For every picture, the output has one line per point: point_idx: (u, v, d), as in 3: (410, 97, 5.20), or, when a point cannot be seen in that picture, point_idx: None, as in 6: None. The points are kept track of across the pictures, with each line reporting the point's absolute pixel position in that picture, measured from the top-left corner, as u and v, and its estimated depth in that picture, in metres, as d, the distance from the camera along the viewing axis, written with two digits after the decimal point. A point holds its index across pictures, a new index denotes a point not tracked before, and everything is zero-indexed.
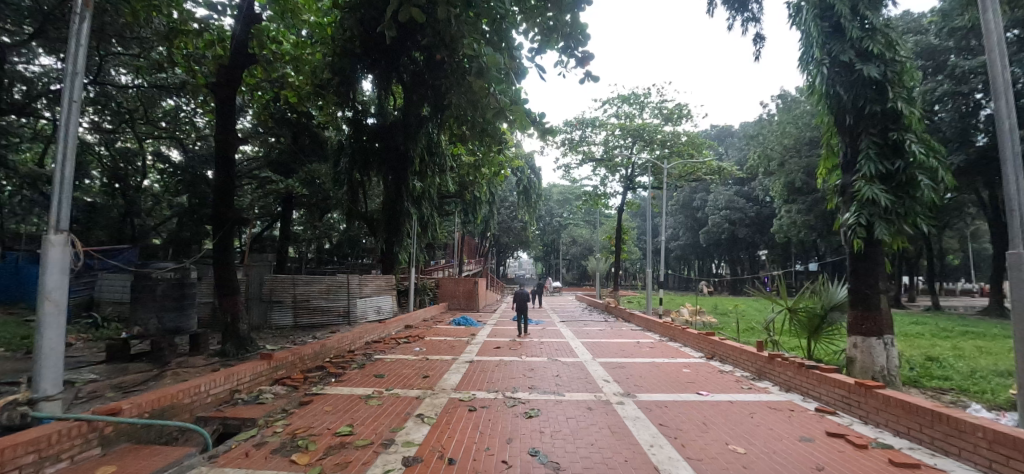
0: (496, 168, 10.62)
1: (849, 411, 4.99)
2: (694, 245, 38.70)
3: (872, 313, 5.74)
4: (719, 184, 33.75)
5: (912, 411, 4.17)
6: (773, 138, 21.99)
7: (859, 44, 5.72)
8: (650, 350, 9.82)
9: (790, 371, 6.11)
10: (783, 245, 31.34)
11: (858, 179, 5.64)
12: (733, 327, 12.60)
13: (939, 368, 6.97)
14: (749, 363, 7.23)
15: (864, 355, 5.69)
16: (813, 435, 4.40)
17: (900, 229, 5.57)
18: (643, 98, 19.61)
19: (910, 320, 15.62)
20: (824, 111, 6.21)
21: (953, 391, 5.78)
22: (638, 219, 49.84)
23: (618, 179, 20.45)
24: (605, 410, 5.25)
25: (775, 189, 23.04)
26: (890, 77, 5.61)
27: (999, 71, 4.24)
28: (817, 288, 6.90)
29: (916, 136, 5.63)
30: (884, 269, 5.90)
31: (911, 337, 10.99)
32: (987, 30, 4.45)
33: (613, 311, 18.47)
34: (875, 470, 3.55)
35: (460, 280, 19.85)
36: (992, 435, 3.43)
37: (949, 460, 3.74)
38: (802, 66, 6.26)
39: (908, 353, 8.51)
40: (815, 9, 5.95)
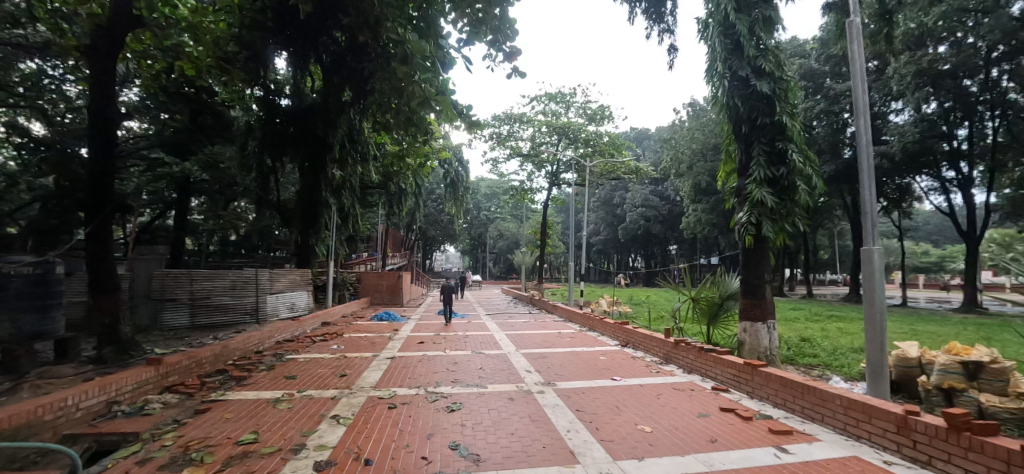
0: (422, 159, 10.34)
1: (738, 388, 5.58)
2: (614, 240, 40.91)
3: (759, 301, 6.47)
4: (636, 183, 35.90)
5: (787, 384, 4.78)
6: (683, 142, 23.83)
7: (755, 62, 6.38)
8: (570, 340, 10.24)
9: (691, 355, 6.70)
10: (691, 240, 34.19)
11: (750, 182, 6.31)
12: (646, 316, 13.53)
13: (811, 347, 8.04)
14: (658, 348, 7.81)
15: (751, 338, 6.41)
16: (709, 411, 4.87)
17: (783, 227, 6.31)
18: (568, 98, 20.27)
19: (791, 306, 17.91)
20: (724, 120, 6.84)
21: (819, 367, 6.71)
22: (562, 215, 51.60)
23: (544, 175, 20.96)
24: (526, 400, 5.39)
25: (685, 189, 25.04)
26: (779, 94, 6.32)
27: (860, 94, 4.99)
28: (716, 279, 7.63)
29: (797, 147, 6.40)
30: (769, 262, 6.66)
31: (790, 321, 12.58)
32: (853, 58, 5.18)
33: (537, 304, 19.00)
34: (757, 439, 4.01)
35: (383, 274, 19.20)
36: (847, 402, 4.05)
37: (814, 423, 4.37)
38: (706, 77, 6.85)
39: (788, 335, 9.72)
40: (719, 26, 6.51)
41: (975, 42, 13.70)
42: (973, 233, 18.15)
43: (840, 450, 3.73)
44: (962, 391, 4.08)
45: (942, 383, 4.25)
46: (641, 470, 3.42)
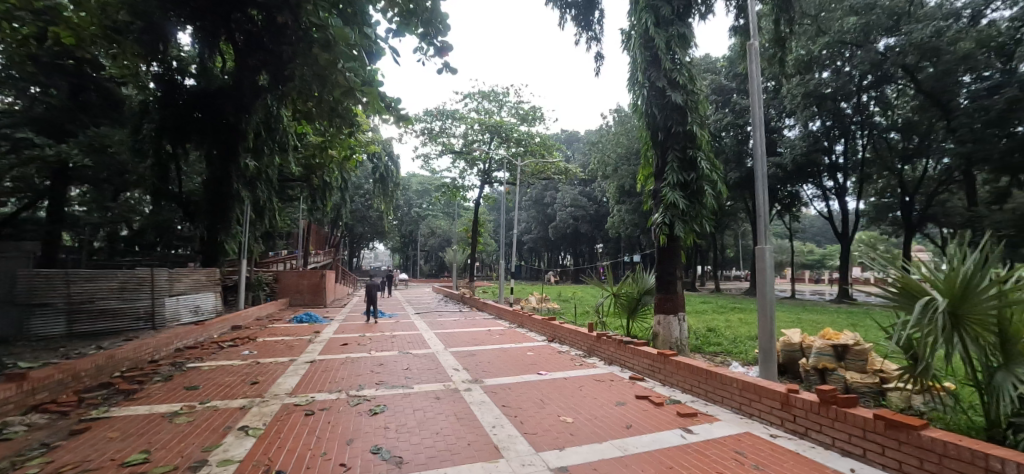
0: (347, 152, 9.86)
1: (652, 376, 5.99)
2: (544, 238, 41.89)
3: (671, 295, 6.98)
4: (566, 183, 37.05)
5: (693, 371, 5.22)
6: (610, 146, 24.99)
7: (670, 74, 6.85)
8: (499, 337, 10.35)
9: (612, 347, 7.08)
10: (616, 239, 36.00)
11: (665, 186, 6.80)
12: (573, 312, 14.04)
13: (716, 336, 8.84)
14: (581, 342, 8.14)
15: (664, 330, 6.91)
16: (626, 399, 5.19)
17: (693, 227, 6.86)
18: (501, 97, 20.39)
19: (701, 299, 19.54)
20: (643, 127, 7.29)
21: (722, 354, 7.39)
22: (494, 213, 51.88)
23: (476, 173, 20.92)
24: (453, 398, 5.37)
25: (610, 190, 26.29)
26: (691, 105, 6.85)
27: (757, 109, 5.56)
28: (635, 276, 8.11)
29: (706, 155, 6.97)
30: (680, 260, 7.21)
31: (700, 313, 13.69)
32: (753, 76, 5.75)
33: (468, 301, 18.93)
34: (666, 423, 4.34)
35: (304, 274, 18.07)
36: (742, 384, 4.51)
37: (715, 405, 4.81)
38: (628, 86, 7.27)
39: (698, 326, 10.58)
40: (639, 39, 6.93)
41: (850, 70, 15.83)
42: (847, 234, 20.98)
43: (735, 427, 4.15)
44: (832, 370, 4.72)
45: (817, 364, 4.89)
46: (562, 459, 3.55)
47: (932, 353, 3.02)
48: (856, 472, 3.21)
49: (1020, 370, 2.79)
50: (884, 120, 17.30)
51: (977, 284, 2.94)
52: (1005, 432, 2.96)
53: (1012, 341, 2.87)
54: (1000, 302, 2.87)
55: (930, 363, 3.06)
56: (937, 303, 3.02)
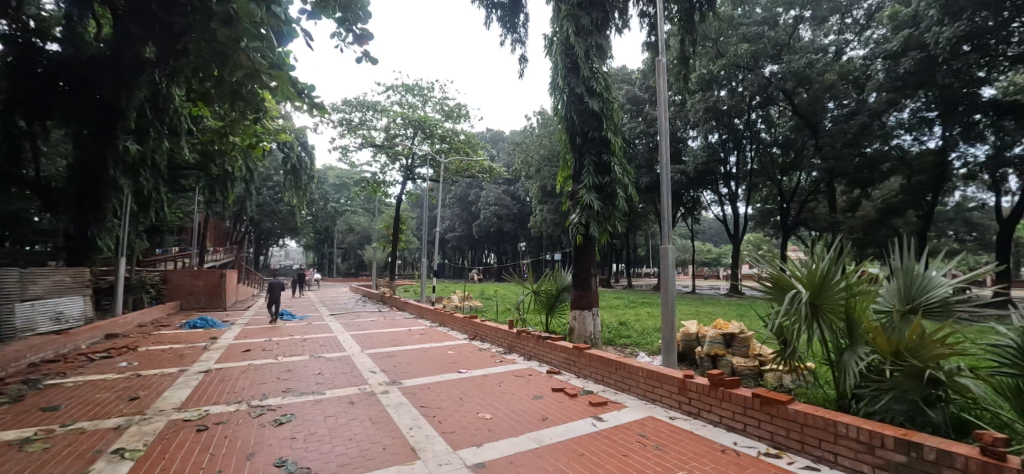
0: (253, 140, 9.04)
1: (568, 369, 6.26)
2: (468, 237, 41.75)
3: (586, 292, 7.33)
4: (490, 182, 37.25)
5: (604, 362, 5.54)
6: (533, 147, 25.56)
7: (588, 82, 7.18)
8: (420, 336, 10.16)
9: (531, 343, 7.26)
10: (538, 238, 36.95)
11: (582, 188, 7.11)
12: (495, 309, 14.19)
13: (626, 329, 9.45)
14: (502, 339, 8.26)
15: (579, 324, 7.25)
16: (542, 392, 5.36)
17: (606, 228, 7.26)
18: (425, 92, 19.96)
19: (615, 295, 20.73)
20: (562, 130, 7.57)
21: (632, 346, 7.93)
22: (417, 210, 50.72)
23: (398, 168, 20.27)
24: (368, 402, 5.17)
25: (533, 191, 26.93)
26: (606, 112, 7.24)
27: (664, 120, 6.02)
28: (554, 273, 8.41)
29: (619, 160, 7.40)
30: (595, 258, 7.59)
31: (614, 308, 14.53)
32: (660, 89, 6.23)
33: (388, 300, 18.33)
34: (579, 413, 4.56)
35: (199, 273, 16.28)
36: (647, 373, 4.87)
37: (623, 393, 5.15)
38: (549, 90, 7.51)
39: (611, 320, 11.24)
40: (561, 46, 7.18)
41: (742, 89, 17.73)
42: (739, 235, 23.50)
43: (640, 413, 4.48)
44: (722, 356, 5.28)
45: (710, 351, 5.44)
46: (479, 456, 3.59)
47: (798, 338, 3.50)
48: (738, 445, 3.62)
49: (861, 349, 3.34)
50: (769, 136, 19.62)
51: (830, 277, 3.46)
52: (850, 401, 3.53)
53: (855, 325, 3.43)
54: (846, 292, 3.41)
55: (796, 347, 3.55)
56: (801, 294, 3.51)
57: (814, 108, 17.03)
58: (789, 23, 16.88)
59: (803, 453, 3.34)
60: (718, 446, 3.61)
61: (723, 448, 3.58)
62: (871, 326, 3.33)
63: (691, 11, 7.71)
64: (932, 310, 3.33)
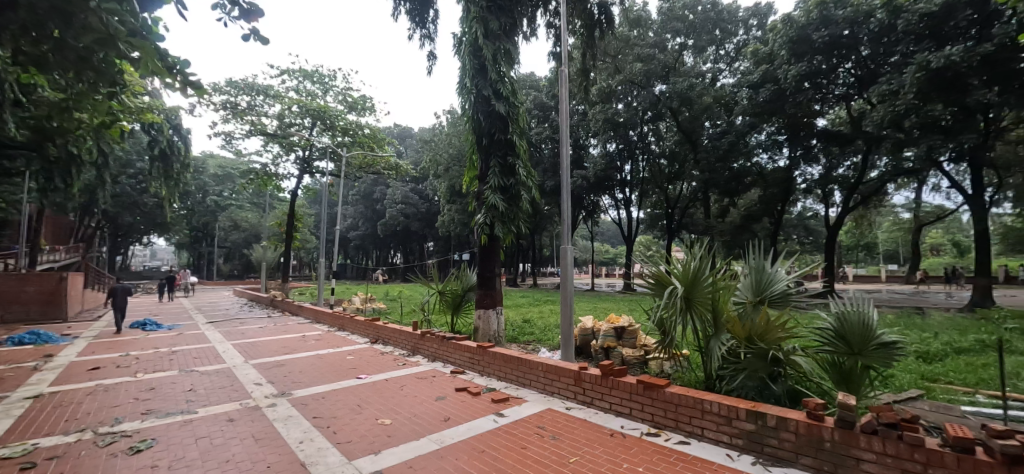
0: (107, 120, 7.65)
1: (472, 368, 6.29)
2: (372, 236, 39.83)
3: (490, 291, 7.44)
4: (396, 180, 35.97)
5: (505, 359, 5.67)
6: (442, 146, 25.23)
7: (495, 85, 7.26)
8: (314, 343, 9.46)
9: (434, 344, 7.18)
10: (445, 238, 36.55)
11: (487, 188, 7.21)
12: (400, 311, 13.75)
13: (530, 327, 9.77)
14: (405, 341, 8.03)
15: (483, 323, 7.32)
16: (446, 393, 5.32)
17: (510, 228, 7.43)
18: (326, 80, 18.70)
19: (521, 295, 21.30)
20: (469, 131, 7.60)
21: (534, 342, 8.22)
22: (315, 207, 47.27)
23: (293, 160, 18.71)
24: (251, 417, 4.70)
25: (441, 190, 26.59)
26: (512, 115, 7.41)
27: (566, 127, 6.33)
28: (459, 273, 8.39)
29: (524, 163, 7.62)
30: (499, 257, 7.75)
31: (519, 306, 14.90)
32: (563, 97, 6.55)
33: (280, 305, 16.78)
34: (481, 411, 4.61)
35: (30, 277, 13.44)
36: (546, 367, 5.08)
37: (524, 388, 5.32)
38: (457, 90, 7.52)
39: (516, 318, 11.52)
40: (469, 46, 7.20)
41: (637, 104, 19.27)
42: (632, 237, 25.57)
43: (539, 406, 4.66)
44: (613, 348, 5.71)
45: (604, 344, 5.86)
46: (377, 463, 3.46)
47: (674, 328, 3.92)
48: (624, 428, 3.95)
49: (723, 335, 3.85)
50: (659, 148, 21.63)
51: (700, 275, 3.95)
52: (715, 381, 4.04)
53: (719, 315, 3.94)
54: (712, 287, 3.90)
55: (673, 336, 3.98)
56: (677, 289, 3.94)
57: (694, 126, 19.15)
58: (676, 49, 18.78)
59: (677, 429, 3.75)
60: (608, 431, 3.91)
61: (612, 432, 3.88)
62: (731, 315, 3.85)
63: (592, 26, 8.18)
64: (775, 300, 3.96)
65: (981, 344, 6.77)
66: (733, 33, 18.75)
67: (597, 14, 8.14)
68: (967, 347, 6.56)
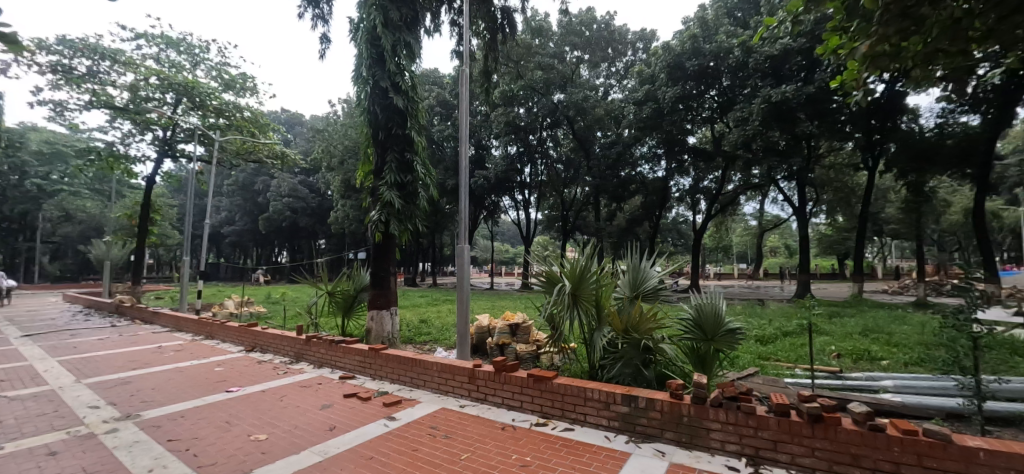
0: None
1: (363, 372, 5.99)
2: (251, 232, 35.80)
3: (384, 291, 7.18)
4: (282, 170, 32.83)
5: (399, 361, 5.50)
6: (336, 136, 23.62)
7: (394, 78, 7.00)
8: (174, 354, 8.21)
9: (321, 349, 6.69)
10: (338, 235, 34.31)
11: (382, 184, 6.93)
12: (282, 315, 12.56)
13: (426, 327, 9.62)
14: (287, 348, 7.37)
15: (377, 325, 7.03)
16: (332, 400, 5.00)
17: (407, 227, 7.23)
18: (196, 51, 16.40)
19: (420, 294, 20.88)
20: (364, 123, 7.24)
21: (430, 342, 8.12)
22: (179, 197, 41.12)
23: (151, 141, 16.07)
24: (84, 447, 3.94)
25: (335, 184, 24.93)
26: (411, 111, 7.22)
27: (465, 127, 6.34)
28: (351, 273, 7.95)
29: (421, 160, 7.48)
30: (395, 256, 7.52)
31: (416, 307, 14.56)
32: (463, 96, 6.57)
33: (129, 312, 14.27)
34: (371, 416, 4.42)
35: None
36: (441, 366, 5.04)
37: (418, 389, 5.22)
38: (352, 79, 7.15)
39: (412, 318, 11.25)
40: (366, 34, 6.86)
41: (536, 110, 20.01)
42: (530, 237, 26.47)
43: (432, 406, 4.61)
44: (508, 344, 5.89)
45: (499, 341, 6.01)
46: None
47: (563, 323, 4.16)
48: (515, 421, 4.09)
49: (604, 328, 4.18)
50: (556, 154, 22.71)
51: (586, 272, 4.24)
52: (598, 371, 4.37)
53: (601, 310, 4.27)
54: (596, 284, 4.23)
55: (562, 331, 4.22)
56: (566, 286, 4.19)
57: (587, 135, 20.47)
58: (573, 61, 19.90)
59: (563, 417, 3.98)
60: (499, 425, 4.01)
61: (504, 426, 3.98)
62: (611, 309, 4.21)
63: (494, 29, 8.28)
64: (647, 294, 4.42)
65: (800, 327, 8.27)
66: (622, 53, 20.57)
67: (499, 19, 8.27)
68: (790, 330, 7.96)
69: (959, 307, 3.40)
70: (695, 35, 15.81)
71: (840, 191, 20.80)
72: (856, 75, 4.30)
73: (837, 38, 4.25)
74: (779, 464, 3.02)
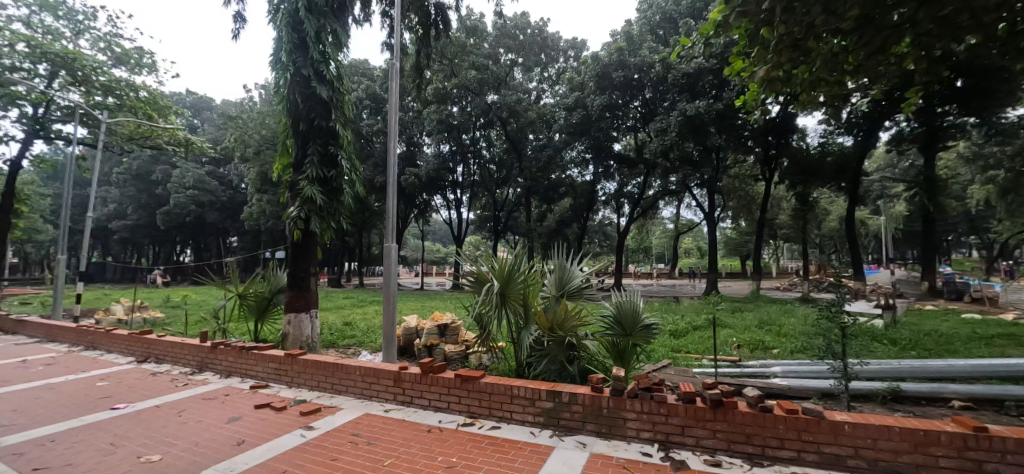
0: None
1: (278, 381, 5.58)
2: (146, 227, 31.91)
3: (303, 293, 6.76)
4: (187, 159, 29.63)
5: (318, 367, 5.20)
6: (250, 124, 21.75)
7: (318, 66, 6.62)
8: (44, 369, 7.08)
9: (229, 357, 6.13)
10: (253, 233, 31.70)
11: (303, 179, 6.52)
12: (184, 321, 11.32)
13: (350, 329, 9.21)
14: (188, 357, 6.66)
15: (295, 329, 6.59)
16: (242, 412, 4.60)
17: (329, 224, 6.85)
18: (79, 18, 14.32)
19: (344, 295, 20.01)
20: (283, 112, 6.78)
21: (354, 346, 7.78)
22: (53, 186, 35.57)
23: (16, 118, 13.75)
24: None
25: (249, 176, 23.02)
26: (336, 102, 6.86)
27: (395, 122, 6.13)
28: (266, 274, 7.38)
29: (347, 155, 7.14)
30: (315, 255, 7.10)
31: (339, 309, 13.86)
32: (393, 90, 6.36)
33: None
34: (285, 427, 4.14)
35: None
36: (364, 370, 4.84)
37: (339, 396, 4.97)
38: (271, 64, 6.65)
39: (334, 321, 10.71)
40: (287, 16, 6.41)
41: (470, 109, 19.93)
42: (462, 237, 26.30)
43: (354, 413, 4.41)
44: (437, 345, 5.81)
45: (427, 342, 5.93)
46: None
47: (491, 323, 4.17)
48: (442, 422, 4.04)
49: (531, 327, 4.26)
50: (488, 154, 22.76)
51: (515, 272, 4.28)
52: (525, 368, 4.45)
53: (529, 309, 4.34)
54: (524, 283, 4.28)
55: (490, 330, 4.23)
56: (494, 286, 4.20)
57: (520, 137, 20.76)
58: (507, 64, 20.09)
59: (490, 416, 4.00)
60: (425, 427, 3.94)
61: (430, 428, 3.92)
62: (538, 308, 4.29)
63: (427, 25, 8.09)
64: (572, 293, 4.57)
65: (707, 322, 9.04)
66: (554, 59, 21.22)
67: (433, 15, 8.10)
68: (699, 324, 8.68)
69: (833, 301, 3.92)
70: (621, 48, 16.68)
71: (743, 198, 23.04)
72: (756, 95, 4.76)
73: (741, 61, 4.68)
74: (686, 447, 3.27)
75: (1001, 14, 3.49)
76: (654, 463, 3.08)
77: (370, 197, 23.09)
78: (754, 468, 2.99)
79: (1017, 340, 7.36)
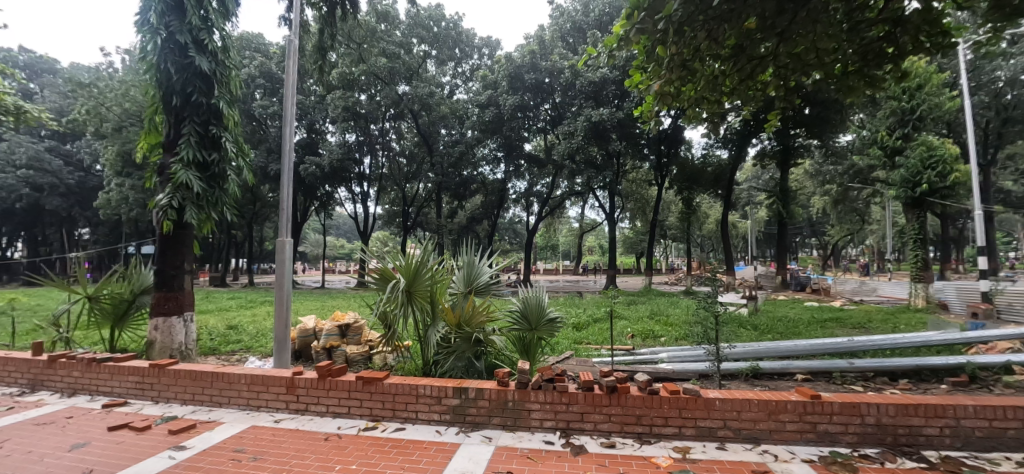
0: None
1: (141, 397, 4.82)
2: None
3: (175, 294, 5.93)
4: (18, 132, 24.22)
5: (193, 377, 4.58)
6: (108, 94, 18.37)
7: (197, 34, 5.80)
8: None
9: (75, 371, 5.14)
10: (110, 223, 27.01)
11: (176, 162, 5.70)
12: (8, 331, 9.21)
13: (234, 334, 8.32)
14: (16, 374, 5.47)
15: (164, 336, 5.76)
16: (89, 437, 3.89)
17: (208, 215, 6.07)
18: None
19: (229, 295, 17.81)
20: (151, 83, 5.88)
21: (239, 351, 7.03)
22: None
23: None
24: None
25: (106, 155, 19.54)
26: (219, 76, 6.05)
27: (291, 103, 5.59)
28: (127, 273, 6.32)
29: (233, 137, 6.38)
30: (190, 250, 6.27)
31: (222, 311, 12.40)
32: (291, 68, 5.80)
33: None
34: (147, 450, 3.57)
35: None
36: (250, 379, 4.38)
37: (219, 408, 4.44)
38: (135, 25, 5.72)
39: (215, 324, 9.58)
40: None
41: (379, 99, 19.04)
42: (368, 233, 25.08)
43: (238, 426, 3.98)
44: (337, 347, 5.50)
45: (326, 344, 5.59)
46: None
47: (396, 321, 4.00)
48: (341, 428, 3.80)
49: (438, 324, 4.19)
50: (398, 147, 21.96)
51: (422, 268, 4.14)
52: (431, 366, 4.38)
53: (436, 305, 4.26)
54: (431, 280, 4.15)
55: (395, 329, 4.04)
56: (400, 283, 4.01)
57: (431, 131, 20.36)
58: (420, 54, 19.43)
59: (394, 418, 3.86)
60: (322, 435, 3.68)
61: (328, 435, 3.68)
62: (445, 305, 4.24)
63: (332, 4, 7.45)
64: (479, 289, 4.59)
65: (605, 314, 9.70)
66: (468, 55, 21.18)
67: None
68: (598, 317, 9.28)
69: (708, 293, 4.41)
70: (533, 51, 17.23)
71: (639, 201, 25.06)
72: (651, 107, 5.11)
73: (639, 75, 4.95)
74: (585, 432, 3.46)
75: (838, 56, 4.17)
76: (556, 451, 3.21)
77: (262, 185, 20.88)
78: (643, 446, 3.25)
79: (842, 323, 9.00)
